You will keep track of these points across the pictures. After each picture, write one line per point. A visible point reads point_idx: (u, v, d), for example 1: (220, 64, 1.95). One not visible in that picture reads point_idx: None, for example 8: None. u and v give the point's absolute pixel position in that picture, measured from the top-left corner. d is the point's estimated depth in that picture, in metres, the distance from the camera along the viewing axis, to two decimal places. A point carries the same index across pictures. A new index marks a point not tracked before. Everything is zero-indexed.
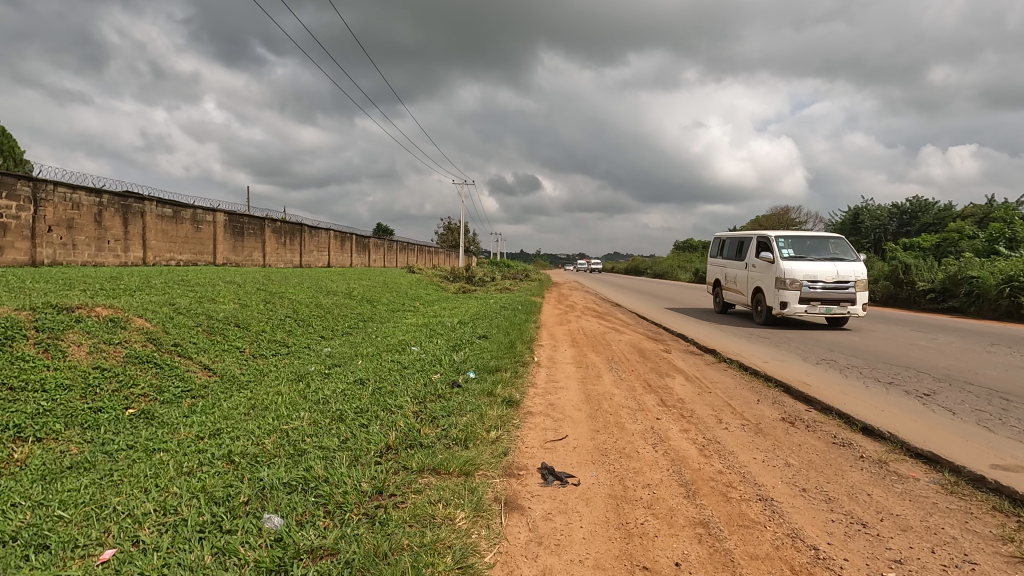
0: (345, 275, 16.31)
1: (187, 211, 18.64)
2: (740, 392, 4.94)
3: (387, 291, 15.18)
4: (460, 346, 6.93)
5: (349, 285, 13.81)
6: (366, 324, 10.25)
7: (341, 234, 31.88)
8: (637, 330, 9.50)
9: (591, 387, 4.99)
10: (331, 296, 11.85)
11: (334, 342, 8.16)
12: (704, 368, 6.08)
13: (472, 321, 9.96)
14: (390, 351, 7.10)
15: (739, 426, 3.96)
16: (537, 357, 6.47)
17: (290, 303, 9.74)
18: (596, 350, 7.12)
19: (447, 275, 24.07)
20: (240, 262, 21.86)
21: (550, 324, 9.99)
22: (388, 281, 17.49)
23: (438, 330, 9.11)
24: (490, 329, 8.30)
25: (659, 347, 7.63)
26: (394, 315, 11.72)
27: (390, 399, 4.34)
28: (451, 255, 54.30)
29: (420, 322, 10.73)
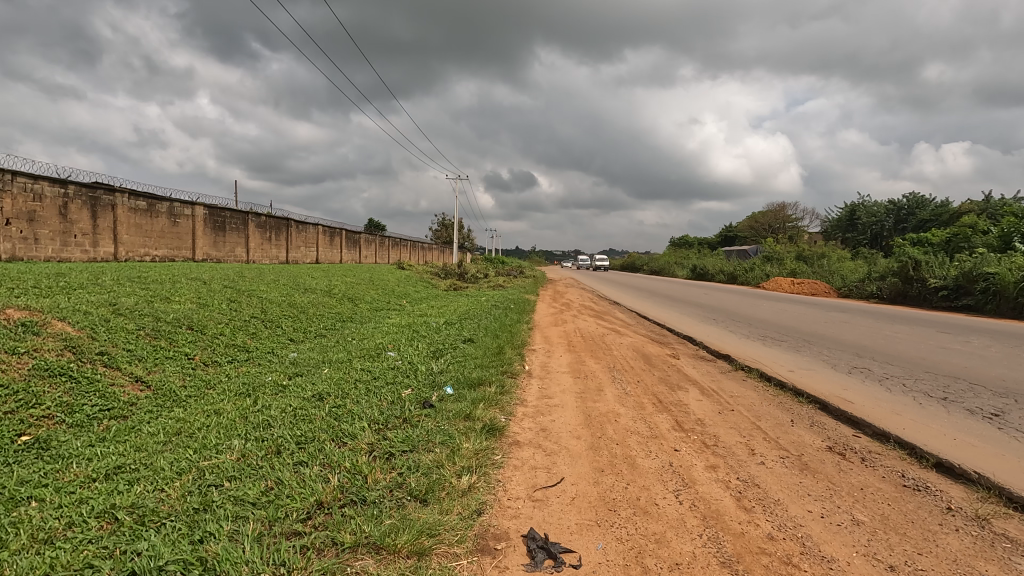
0: (328, 272, 15.45)
1: (163, 204, 17.74)
2: (768, 411, 4.15)
3: (372, 288, 14.32)
4: (441, 352, 6.09)
5: (330, 283, 12.96)
6: (344, 324, 9.42)
7: (330, 230, 30.98)
8: (639, 331, 8.71)
9: (591, 404, 4.18)
10: (309, 294, 11.03)
11: (303, 346, 7.31)
12: (720, 379, 5.28)
13: (460, 322, 9.15)
14: (363, 358, 6.26)
15: (778, 460, 3.15)
16: (528, 364, 5.65)
17: (260, 301, 8.90)
18: (597, 356, 6.31)
19: (438, 271, 23.24)
20: (222, 257, 20.98)
21: (546, 325, 9.17)
22: (375, 278, 16.65)
23: (422, 332, 8.28)
24: (478, 331, 7.49)
25: (665, 351, 6.84)
26: (378, 315, 10.88)
27: (345, 424, 3.51)
28: (445, 252, 53.48)
29: (405, 322, 9.90)
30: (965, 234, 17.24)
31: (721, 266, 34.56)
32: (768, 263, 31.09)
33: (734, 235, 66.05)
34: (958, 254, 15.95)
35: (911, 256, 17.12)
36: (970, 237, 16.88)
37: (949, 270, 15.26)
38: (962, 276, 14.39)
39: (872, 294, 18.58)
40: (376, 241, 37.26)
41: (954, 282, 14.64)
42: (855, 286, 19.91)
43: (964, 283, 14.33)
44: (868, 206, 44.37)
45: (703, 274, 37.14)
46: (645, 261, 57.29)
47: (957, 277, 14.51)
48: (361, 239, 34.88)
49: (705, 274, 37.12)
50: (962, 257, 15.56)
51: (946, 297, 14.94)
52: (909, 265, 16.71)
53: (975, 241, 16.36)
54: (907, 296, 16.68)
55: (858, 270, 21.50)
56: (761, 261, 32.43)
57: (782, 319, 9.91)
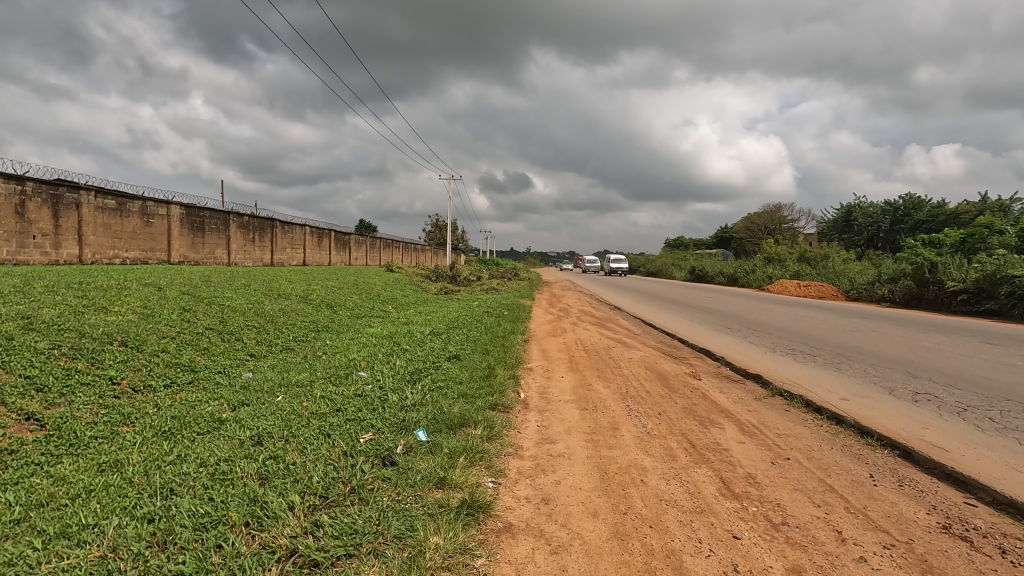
0: (309, 275, 14.44)
1: (134, 203, 16.69)
2: (836, 461, 3.21)
3: (355, 293, 13.32)
4: (420, 374, 5.11)
5: (308, 287, 11.93)
6: (318, 335, 8.44)
7: (318, 231, 29.97)
8: (648, 342, 7.76)
9: (606, 452, 3.21)
10: (282, 299, 10.03)
11: (263, 364, 6.32)
12: (757, 409, 4.33)
13: (447, 333, 8.17)
14: (328, 380, 5.27)
15: (882, 552, 2.20)
16: (523, 389, 4.68)
17: (222, 310, 7.90)
18: (605, 376, 5.35)
19: (429, 274, 22.24)
20: (201, 259, 19.91)
21: (543, 334, 8.22)
22: (359, 282, 15.65)
23: (403, 346, 7.30)
24: (466, 345, 6.52)
25: (683, 369, 5.90)
26: (358, 324, 9.91)
27: (271, 495, 2.52)
28: (438, 253, 52.59)
29: (387, 333, 8.92)
30: (981, 234, 16.40)
31: (720, 268, 33.72)
32: (768, 264, 30.27)
33: (731, 236, 65.27)
34: (977, 256, 15.12)
35: (925, 257, 16.28)
36: (986, 237, 16.06)
37: (968, 273, 14.43)
38: (984, 278, 13.56)
39: (883, 297, 17.72)
40: (366, 242, 36.21)
41: (975, 285, 13.81)
42: (864, 289, 19.04)
43: (986, 286, 13.49)
44: (867, 206, 43.70)
45: (702, 275, 36.38)
46: (642, 262, 56.49)
47: (979, 280, 13.68)
48: (350, 240, 33.82)
49: (704, 276, 36.26)
50: (981, 258, 14.73)
51: (966, 301, 14.14)
52: (925, 267, 15.82)
53: (993, 241, 15.54)
54: (922, 300, 15.85)
55: (866, 272, 20.63)
56: (761, 262, 31.59)
57: (800, 326, 9.04)
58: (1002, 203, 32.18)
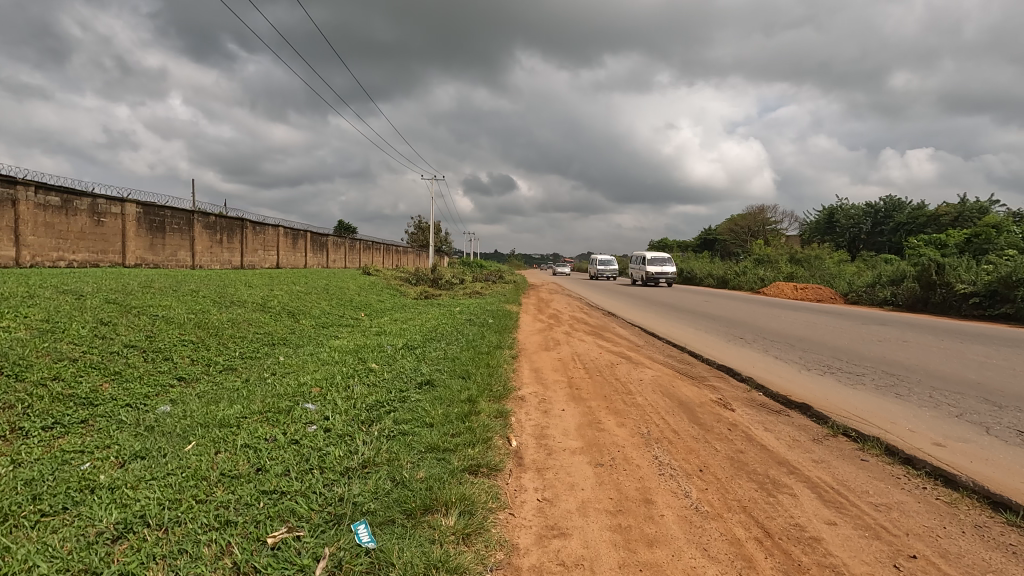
0: (275, 279, 13.19)
1: (82, 200, 15.26)
2: (987, 564, 2.14)
3: (325, 299, 12.11)
4: (382, 410, 3.96)
5: (270, 293, 10.69)
6: (271, 350, 7.22)
7: (292, 232, 28.61)
8: (657, 357, 6.68)
9: (648, 555, 2.10)
10: (235, 307, 8.77)
11: (191, 391, 5.10)
12: (825, 459, 3.27)
13: (422, 348, 7.02)
14: (263, 418, 4.10)
15: None
16: (514, 431, 3.56)
17: (153, 322, 6.64)
18: (616, 408, 4.25)
19: (408, 277, 20.97)
20: (161, 262, 18.49)
21: (533, 348, 7.10)
22: (331, 286, 14.44)
23: (368, 365, 6.13)
24: (442, 365, 5.37)
25: (708, 395, 4.83)
26: (323, 335, 8.70)
27: None
28: (420, 255, 51.40)
29: (354, 347, 7.72)
30: (987, 234, 15.69)
31: (709, 269, 32.89)
32: (757, 266, 29.61)
33: (715, 238, 64.84)
34: (986, 258, 14.38)
35: (930, 258, 15.49)
36: (993, 237, 15.35)
37: (978, 275, 13.66)
38: (998, 281, 12.77)
39: (884, 300, 16.88)
40: (344, 243, 34.79)
41: (987, 287, 13.02)
42: (864, 292, 18.20)
43: (1000, 289, 12.70)
44: (849, 208, 43.52)
45: (690, 277, 35.70)
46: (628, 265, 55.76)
47: (992, 283, 12.89)
48: (328, 241, 32.38)
49: (693, 278, 35.44)
50: (992, 259, 13.97)
51: (977, 305, 13.35)
52: (931, 269, 15.01)
53: (1001, 242, 14.82)
54: (928, 303, 15.08)
55: (863, 274, 19.89)
56: (751, 264, 30.96)
57: (819, 335, 8.04)
58: (988, 204, 31.97)
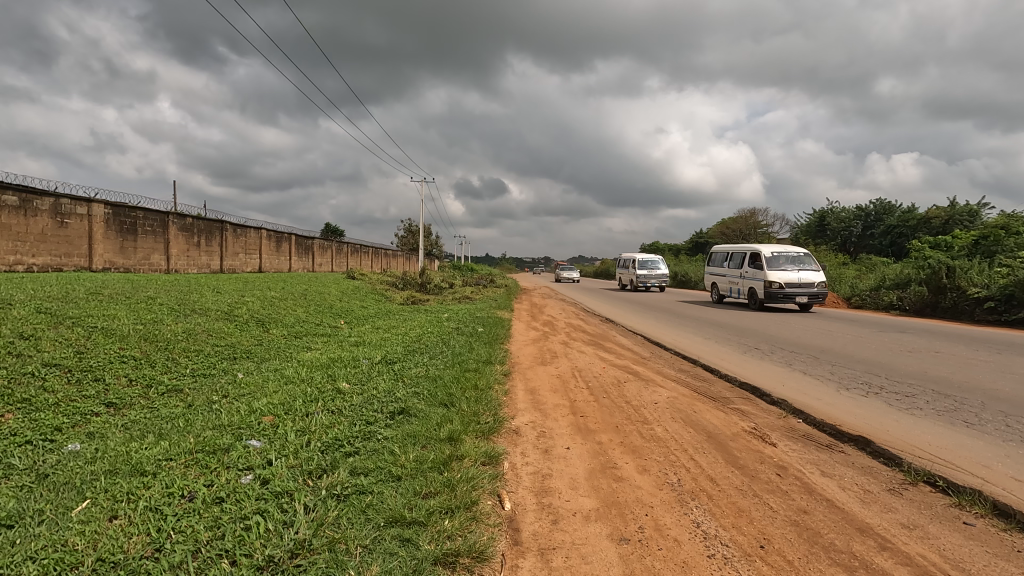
0: (250, 285, 12.34)
1: (45, 200, 14.31)
2: None
3: (302, 306, 11.24)
4: (339, 452, 3.12)
5: (239, 300, 9.80)
6: (230, 366, 6.34)
7: (276, 235, 27.67)
8: (669, 374, 5.87)
9: None
10: (195, 315, 7.86)
11: (116, 421, 4.22)
12: (917, 523, 2.49)
13: (403, 363, 6.14)
14: (190, 462, 3.25)
15: None
16: (506, 484, 2.73)
17: (88, 335, 5.74)
18: (632, 445, 3.45)
19: (395, 281, 20.11)
20: (133, 266, 17.52)
21: (529, 362, 6.27)
22: (311, 292, 13.58)
23: (338, 385, 5.27)
24: (421, 388, 4.52)
25: (740, 424, 4.04)
26: (294, 347, 7.80)
27: None
28: (410, 259, 50.62)
29: (327, 361, 6.84)
30: (996, 236, 15.13)
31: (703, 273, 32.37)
32: None
33: (707, 241, 64.46)
34: (998, 260, 13.81)
35: (939, 261, 14.92)
36: (1002, 239, 14.81)
37: (992, 278, 13.06)
38: (1014, 283, 12.17)
39: (890, 305, 16.25)
40: (330, 247, 33.82)
41: (1002, 291, 12.42)
42: (868, 296, 17.61)
43: (1016, 292, 12.09)
44: (840, 211, 43.39)
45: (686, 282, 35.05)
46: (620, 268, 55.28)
47: (1007, 286, 12.29)
48: (313, 244, 31.36)
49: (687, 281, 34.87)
50: (1005, 262, 13.39)
51: (992, 310, 12.74)
52: (942, 272, 14.41)
53: (1011, 245, 14.28)
54: (937, 308, 14.49)
55: (865, 278, 19.33)
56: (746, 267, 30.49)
57: (839, 345, 7.30)
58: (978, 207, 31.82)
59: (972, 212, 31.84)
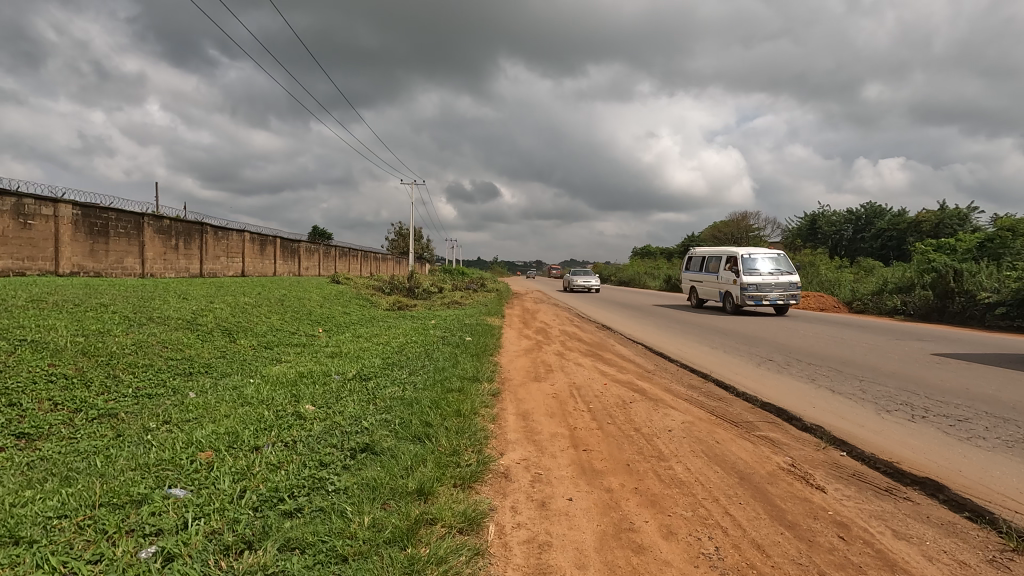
0: (224, 290, 11.57)
1: (6, 201, 13.46)
2: None
3: (278, 313, 10.48)
4: (274, 512, 2.40)
5: (207, 307, 9.03)
6: (181, 383, 5.58)
7: (260, 238, 26.83)
8: (679, 392, 5.20)
9: None
10: (151, 324, 7.09)
11: (20, 458, 3.47)
12: None
13: (381, 380, 5.43)
14: (87, 522, 2.52)
15: None
16: (492, 565, 2.02)
17: (12, 352, 4.98)
18: (650, 492, 2.76)
19: (382, 285, 19.37)
20: (104, 270, 16.65)
21: (520, 378, 5.59)
22: (291, 297, 12.81)
23: (299, 408, 4.55)
24: (393, 415, 3.81)
25: (774, 458, 3.36)
26: (261, 360, 7.06)
27: None
28: (401, 262, 49.87)
29: (296, 376, 6.11)
30: (1001, 238, 14.66)
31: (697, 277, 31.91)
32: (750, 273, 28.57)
33: (699, 245, 64.22)
34: (1007, 263, 13.33)
35: (944, 263, 14.40)
36: (1008, 242, 14.36)
37: (1002, 281, 12.56)
38: None
39: (894, 309, 15.77)
40: (316, 251, 32.97)
41: (1014, 294, 11.90)
42: (870, 300, 17.10)
43: None
44: (830, 214, 43.21)
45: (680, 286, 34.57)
46: (613, 272, 54.82)
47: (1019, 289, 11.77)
48: (299, 248, 30.54)
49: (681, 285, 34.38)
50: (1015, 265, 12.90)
51: (1003, 315, 12.21)
52: (948, 276, 13.89)
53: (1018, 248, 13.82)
54: (944, 314, 14.00)
55: (866, 281, 18.84)
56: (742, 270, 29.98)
57: (860, 356, 6.68)
58: (966, 210, 31.67)
59: (962, 216, 31.56)
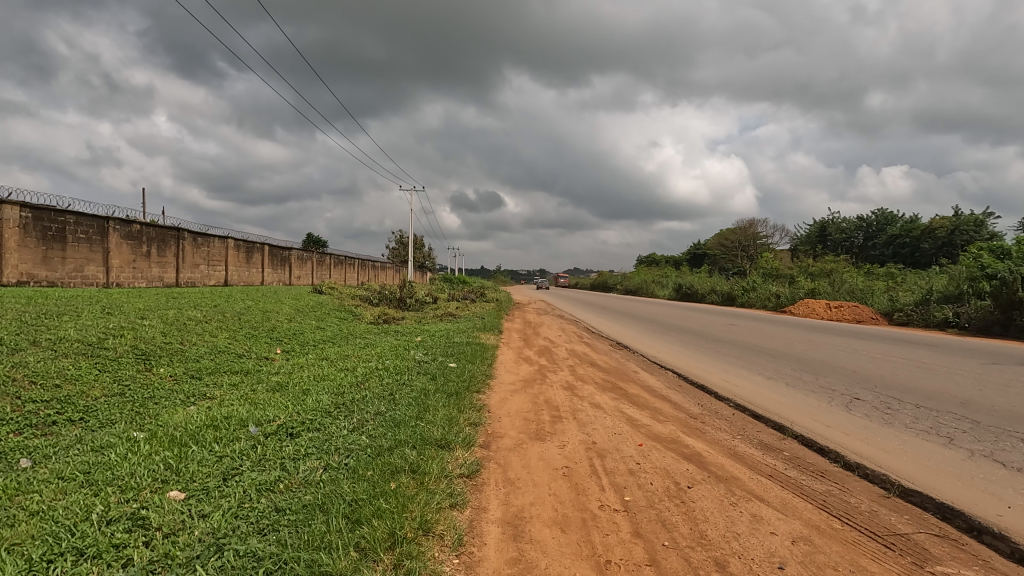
0: (174, 302, 9.89)
1: None
2: None
3: (229, 330, 8.75)
4: None
5: (132, 324, 7.32)
6: (18, 441, 3.83)
7: (245, 246, 25.21)
8: (756, 461, 3.43)
9: None
10: (28, 353, 5.39)
11: None
12: None
13: (309, 439, 3.69)
14: None
15: None
16: None
17: None
18: None
19: (370, 295, 17.66)
20: (60, 280, 15.01)
21: (515, 434, 3.83)
22: (259, 310, 11.13)
23: (153, 504, 2.80)
24: (268, 546, 2.06)
25: None
26: (175, 397, 5.36)
27: None
28: (400, 271, 48.28)
29: (203, 425, 4.38)
30: None
31: (710, 286, 30.08)
32: (767, 281, 26.73)
33: (707, 252, 62.36)
34: None
35: (1006, 267, 12.59)
36: None
37: None
38: None
39: (945, 322, 13.95)
40: (309, 259, 31.35)
41: None
42: (913, 311, 15.27)
43: None
44: (843, 221, 41.45)
45: (690, 294, 32.89)
46: (619, 280, 52.96)
47: None
48: (289, 256, 28.91)
49: (693, 294, 32.62)
50: None
51: None
52: (1013, 284, 12.07)
53: None
54: (1010, 328, 12.17)
55: (907, 290, 17.00)
56: (757, 279, 28.18)
57: (981, 395, 4.89)
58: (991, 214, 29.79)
59: (978, 221, 29.77)
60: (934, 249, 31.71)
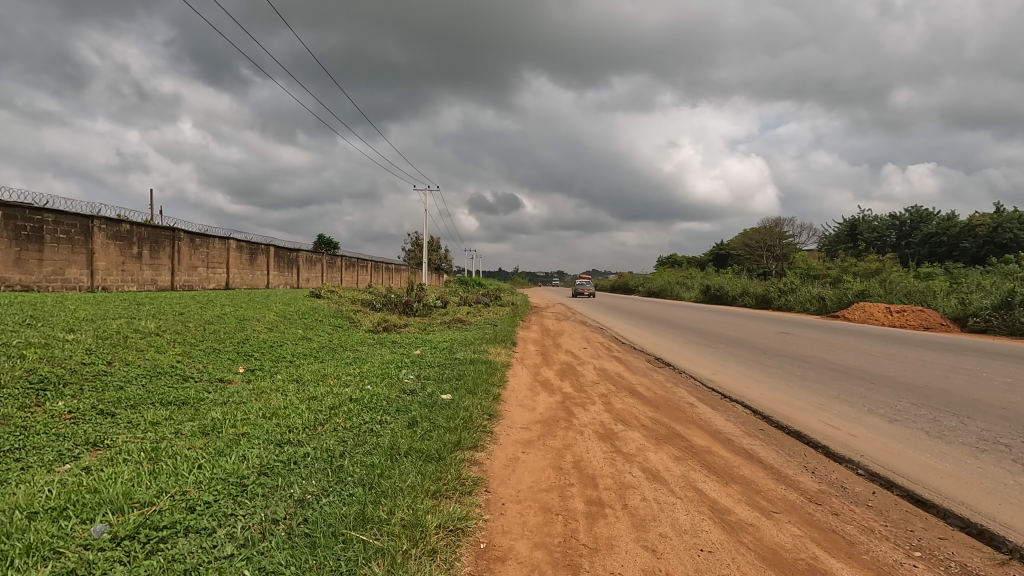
0: (131, 309, 8.44)
1: None
2: None
3: (185, 343, 7.22)
4: None
5: (47, 340, 5.81)
6: None
7: (249, 248, 24.01)
8: None
9: None
10: None
11: None
12: None
13: (157, 569, 2.07)
14: None
15: None
16: None
17: None
18: None
19: (374, 298, 16.15)
20: (38, 283, 13.80)
21: (526, 556, 2.17)
22: (237, 318, 9.65)
23: None
24: None
25: None
26: (51, 450, 3.80)
27: None
28: (413, 273, 47.00)
29: (38, 511, 2.80)
30: None
31: (740, 287, 28.08)
32: (804, 282, 24.64)
33: (732, 253, 59.93)
34: None
35: None
36: None
37: None
38: None
39: None
40: (317, 261, 30.15)
41: None
42: (992, 316, 13.18)
43: None
44: (874, 219, 39.02)
45: (719, 296, 30.91)
46: (640, 282, 50.87)
47: None
48: (296, 257, 27.68)
49: (721, 296, 30.58)
50: None
51: None
52: None
53: None
54: None
55: (977, 292, 14.88)
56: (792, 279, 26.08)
57: None
58: None
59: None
60: (977, 248, 29.19)
